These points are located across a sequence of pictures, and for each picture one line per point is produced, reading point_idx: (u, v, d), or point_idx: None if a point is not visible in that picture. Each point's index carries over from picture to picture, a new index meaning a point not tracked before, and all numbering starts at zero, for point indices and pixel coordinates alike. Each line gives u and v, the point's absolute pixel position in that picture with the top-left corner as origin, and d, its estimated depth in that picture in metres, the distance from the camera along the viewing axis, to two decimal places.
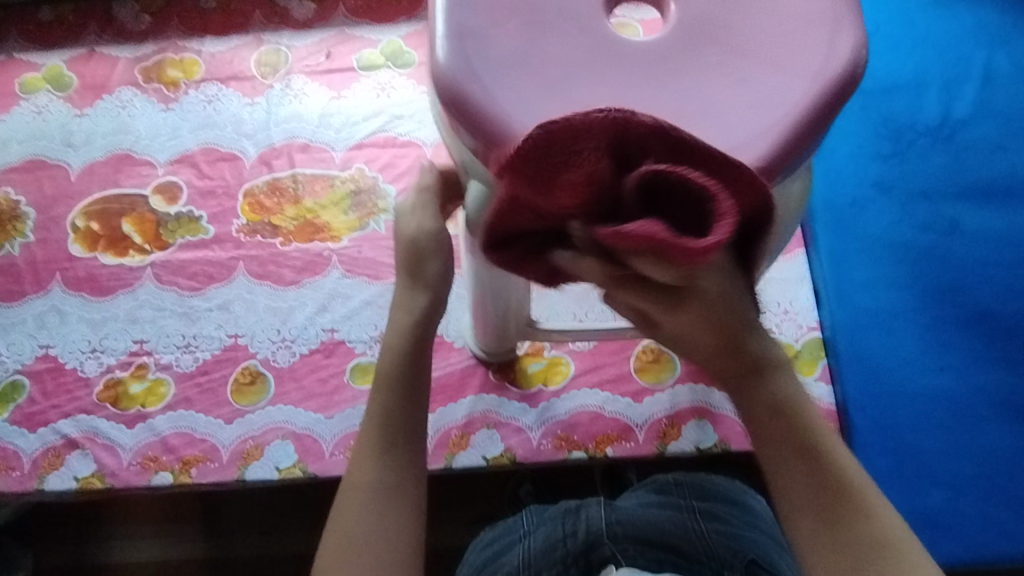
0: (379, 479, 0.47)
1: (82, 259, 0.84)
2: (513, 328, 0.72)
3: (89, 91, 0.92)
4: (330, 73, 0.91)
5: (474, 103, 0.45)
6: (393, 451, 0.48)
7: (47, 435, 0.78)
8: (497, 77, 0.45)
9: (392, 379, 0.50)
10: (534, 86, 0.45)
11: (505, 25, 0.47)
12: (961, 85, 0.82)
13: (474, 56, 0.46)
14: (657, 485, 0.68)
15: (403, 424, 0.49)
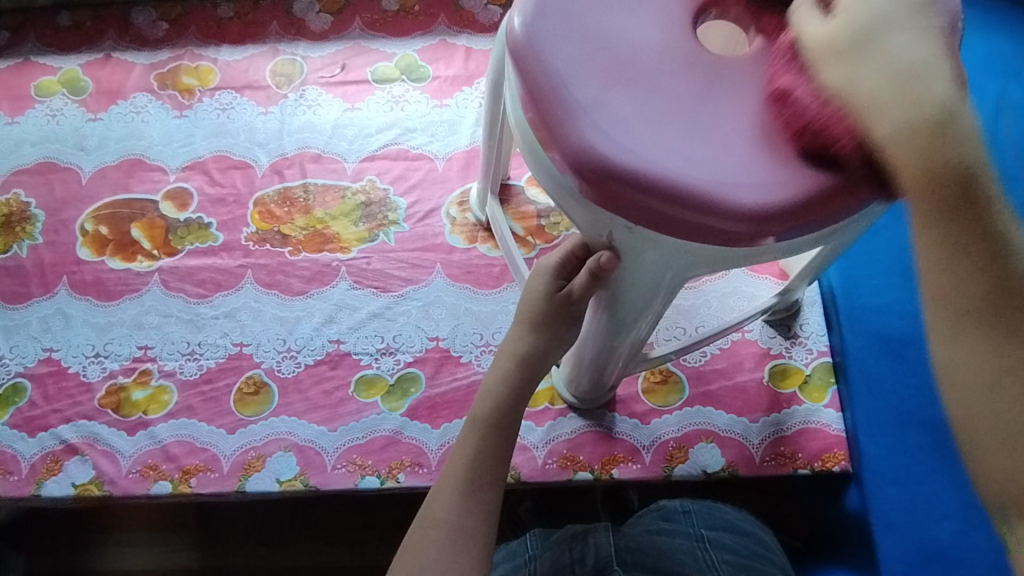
0: (455, 518, 0.54)
1: (90, 263, 0.84)
2: (611, 377, 0.70)
3: (104, 96, 0.92)
4: (344, 85, 0.91)
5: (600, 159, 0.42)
6: (476, 498, 0.55)
7: (47, 440, 0.77)
8: (603, 125, 0.43)
9: (484, 425, 0.59)
10: (644, 129, 0.43)
11: (588, 63, 0.44)
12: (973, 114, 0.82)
13: (578, 107, 0.43)
14: (665, 511, 0.66)
15: (486, 471, 0.57)
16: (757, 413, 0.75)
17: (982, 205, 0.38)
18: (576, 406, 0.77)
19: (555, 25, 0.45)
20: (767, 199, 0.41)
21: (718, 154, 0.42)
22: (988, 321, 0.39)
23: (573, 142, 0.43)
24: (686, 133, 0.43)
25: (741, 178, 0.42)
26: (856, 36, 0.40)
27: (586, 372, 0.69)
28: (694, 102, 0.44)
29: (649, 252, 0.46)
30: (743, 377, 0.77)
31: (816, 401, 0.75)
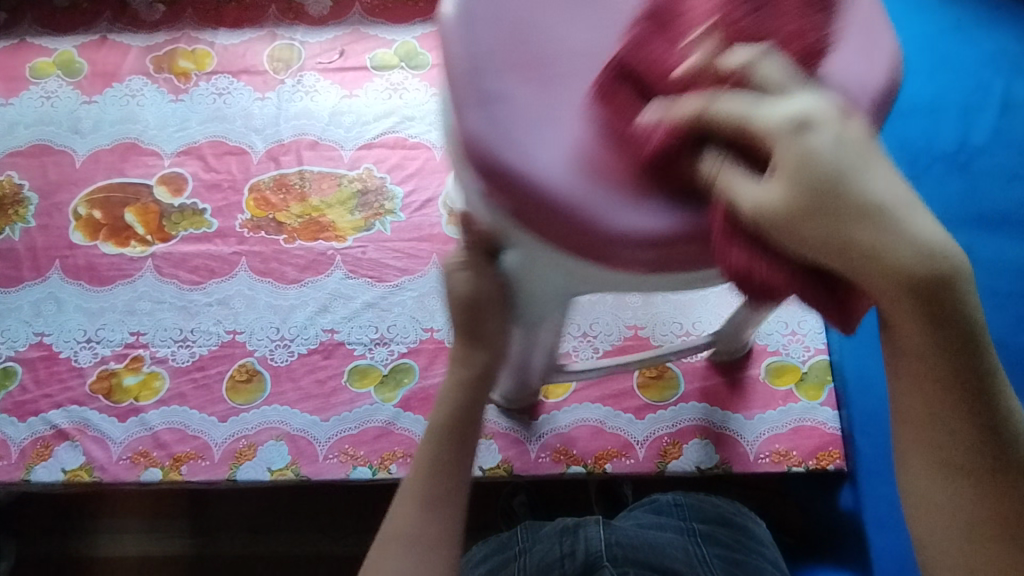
0: (418, 530, 0.50)
1: (83, 247, 0.83)
2: (540, 377, 0.70)
3: (99, 78, 0.91)
4: (343, 72, 0.90)
5: (510, 159, 0.41)
6: (446, 505, 0.50)
7: (37, 424, 0.76)
8: (517, 124, 0.42)
9: (449, 427, 0.53)
10: (559, 136, 0.42)
11: (508, 57, 0.43)
12: (979, 112, 0.81)
13: (490, 99, 0.42)
14: (659, 507, 0.68)
15: (451, 477, 0.52)
16: (753, 410, 0.75)
17: (984, 390, 0.34)
18: (503, 405, 0.76)
19: (487, 15, 0.44)
20: (661, 235, 0.40)
21: (621, 178, 0.41)
22: (992, 509, 0.35)
23: (474, 133, 0.42)
24: (592, 156, 0.41)
25: (641, 199, 0.41)
26: (820, 182, 0.31)
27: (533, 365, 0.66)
28: (605, 118, 0.42)
29: (540, 261, 0.44)
30: (738, 374, 0.77)
31: (811, 400, 0.74)
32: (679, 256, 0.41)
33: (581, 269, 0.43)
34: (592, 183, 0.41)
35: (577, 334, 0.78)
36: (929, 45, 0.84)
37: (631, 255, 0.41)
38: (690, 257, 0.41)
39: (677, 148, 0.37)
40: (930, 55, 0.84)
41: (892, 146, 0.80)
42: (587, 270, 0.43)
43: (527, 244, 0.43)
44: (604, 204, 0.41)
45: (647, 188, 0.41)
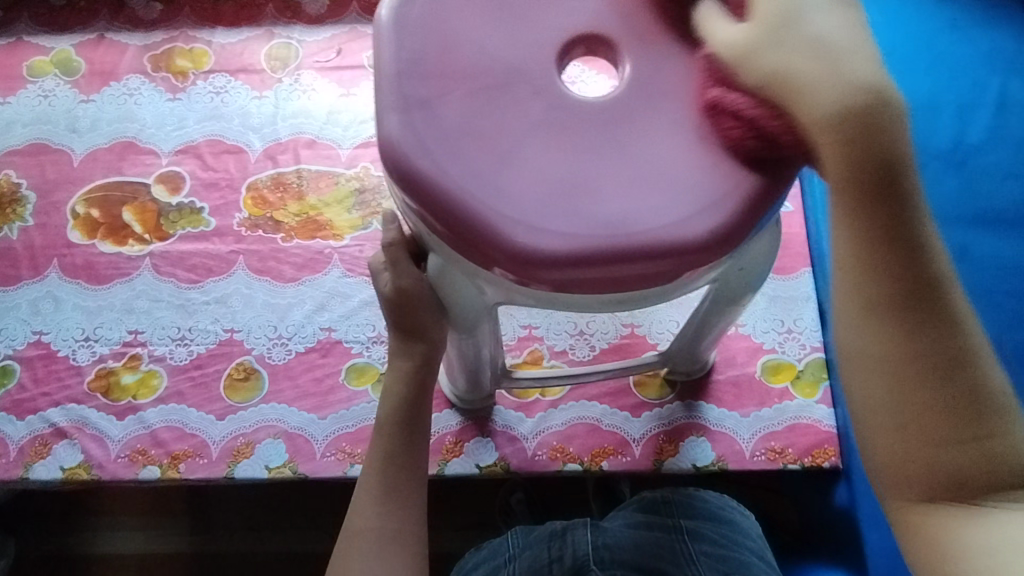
0: (380, 526, 0.54)
1: (81, 246, 0.83)
2: (487, 378, 0.70)
3: (97, 77, 0.91)
4: (340, 70, 0.90)
5: (421, 165, 0.41)
6: (394, 501, 0.55)
7: (35, 423, 0.77)
8: (433, 130, 0.42)
9: (392, 426, 0.57)
10: (474, 145, 0.41)
11: (439, 61, 0.43)
12: (974, 111, 0.81)
13: (415, 103, 0.42)
14: (642, 504, 0.66)
15: (399, 474, 0.56)
16: (748, 407, 0.75)
17: (914, 241, 0.37)
18: (456, 403, 0.76)
19: (419, 21, 0.44)
20: (567, 256, 0.40)
21: (534, 195, 0.41)
22: (931, 373, 0.37)
23: (392, 141, 0.42)
24: (507, 172, 0.41)
25: (543, 220, 0.40)
26: (779, 16, 0.39)
27: (480, 369, 0.67)
28: (523, 131, 0.42)
29: (453, 271, 0.45)
30: (734, 372, 0.77)
31: (807, 398, 0.75)
32: (587, 277, 0.41)
33: (492, 283, 0.43)
34: (499, 196, 0.40)
35: (574, 331, 0.79)
36: (923, 44, 0.84)
37: (541, 274, 0.40)
38: (598, 279, 0.41)
39: (688, 2, 0.44)
40: (925, 54, 0.84)
41: None
42: (499, 284, 0.43)
43: (443, 254, 0.43)
44: (513, 222, 0.40)
45: (584, 208, 0.40)
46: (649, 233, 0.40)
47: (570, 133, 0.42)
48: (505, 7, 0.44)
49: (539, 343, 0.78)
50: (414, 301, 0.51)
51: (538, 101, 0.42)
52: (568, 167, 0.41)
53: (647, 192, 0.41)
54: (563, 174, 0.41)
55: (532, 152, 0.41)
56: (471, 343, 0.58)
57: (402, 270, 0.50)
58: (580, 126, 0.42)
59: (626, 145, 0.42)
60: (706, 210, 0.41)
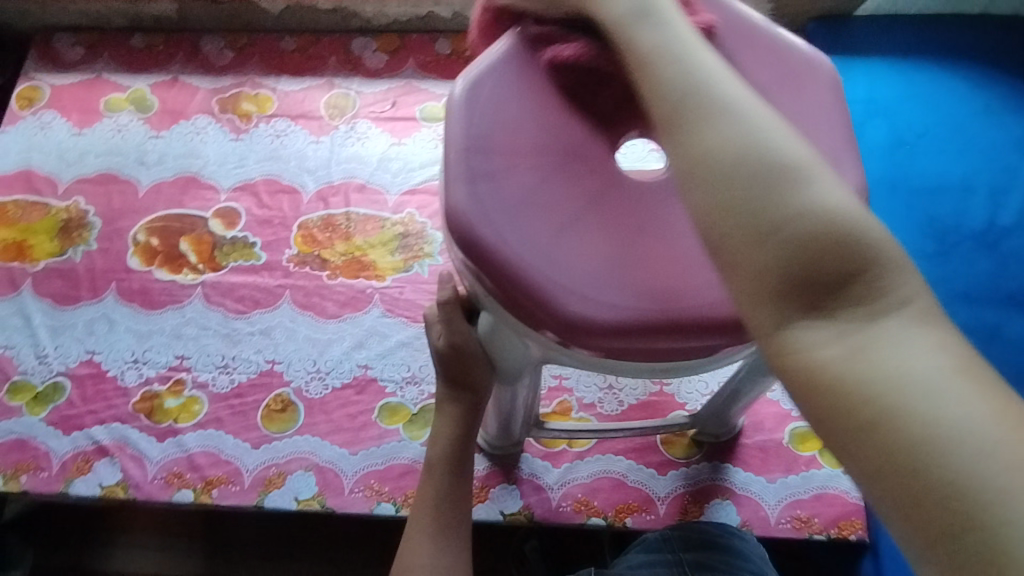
0: (434, 561, 0.55)
1: (138, 272, 0.88)
2: (519, 426, 0.72)
3: (168, 115, 0.97)
4: (394, 121, 0.95)
5: (483, 235, 0.44)
6: (447, 536, 0.56)
7: (80, 439, 0.80)
8: (495, 203, 0.45)
9: (439, 462, 0.59)
10: (534, 219, 0.44)
11: (504, 137, 0.46)
12: (1008, 194, 0.83)
13: (479, 175, 0.45)
14: (647, 543, 0.66)
15: (450, 509, 0.58)
16: (775, 473, 0.75)
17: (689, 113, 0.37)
18: (485, 448, 0.78)
19: (488, 99, 0.47)
20: (619, 325, 0.43)
21: (590, 270, 0.43)
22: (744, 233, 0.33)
23: (458, 209, 0.45)
24: (564, 245, 0.44)
25: (597, 294, 0.43)
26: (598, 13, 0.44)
27: (513, 418, 0.69)
28: (580, 207, 0.45)
29: (504, 329, 0.47)
30: (761, 437, 0.77)
31: (835, 467, 0.75)
32: (635, 346, 0.43)
33: (544, 346, 0.46)
34: (556, 271, 0.43)
35: (603, 385, 0.80)
36: (957, 126, 0.87)
37: (593, 341, 0.43)
38: (646, 348, 0.43)
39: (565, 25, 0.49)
40: (958, 136, 0.86)
41: (920, 223, 0.82)
42: (547, 345, 0.45)
43: (496, 312, 0.46)
44: (569, 291, 0.43)
45: (637, 286, 0.43)
46: (696, 308, 0.43)
47: (624, 213, 0.45)
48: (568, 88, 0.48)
49: (569, 395, 0.80)
50: (465, 356, 0.54)
51: (594, 180, 0.46)
52: (621, 245, 0.44)
53: (698, 269, 0.44)
54: (616, 250, 0.44)
55: (587, 228, 0.44)
56: (509, 395, 0.60)
57: (455, 327, 0.53)
58: (634, 207, 0.45)
59: (680, 225, 0.45)
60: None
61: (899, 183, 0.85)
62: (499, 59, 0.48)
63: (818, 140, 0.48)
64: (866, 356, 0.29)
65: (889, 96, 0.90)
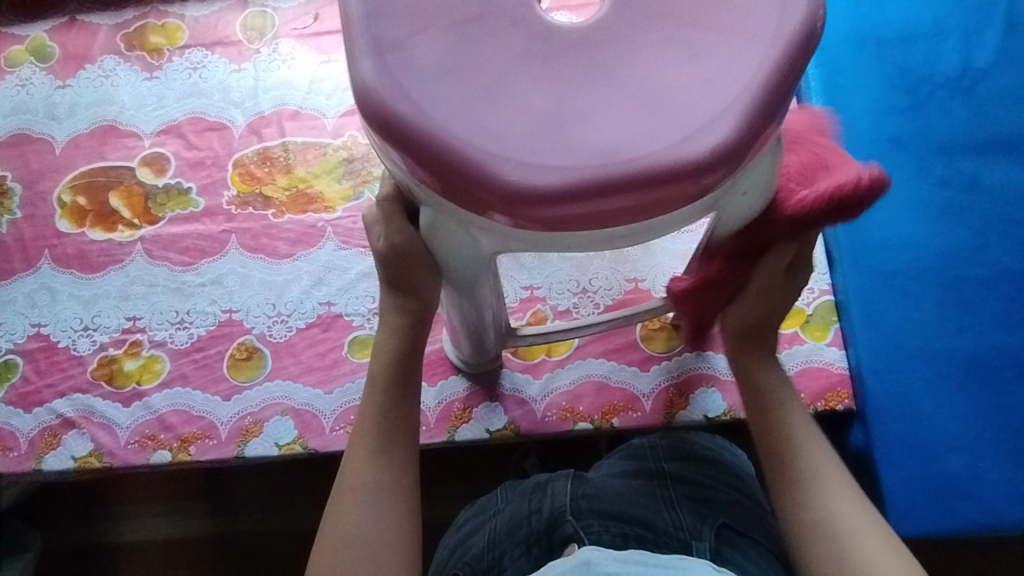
0: (373, 479, 0.54)
1: (71, 235, 0.82)
2: (491, 337, 0.68)
3: (71, 61, 0.88)
4: (319, 36, 0.87)
5: (403, 121, 0.40)
6: (389, 453, 0.55)
7: (43, 415, 0.77)
8: (426, 87, 0.41)
9: (380, 380, 0.57)
10: (464, 90, 0.41)
11: (429, 28, 0.42)
12: (982, 33, 0.78)
13: (400, 70, 0.41)
14: (633, 451, 0.67)
15: (395, 423, 0.56)
16: None
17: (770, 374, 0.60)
18: (463, 368, 0.75)
19: None
20: (560, 188, 0.39)
21: (522, 130, 0.40)
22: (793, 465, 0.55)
23: (367, 85, 0.41)
24: (489, 108, 0.40)
25: (530, 157, 0.40)
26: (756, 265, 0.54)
27: (483, 331, 0.67)
28: (508, 66, 0.41)
29: (445, 223, 0.45)
30: None
31: (818, 341, 0.71)
32: (582, 213, 0.40)
33: (491, 229, 0.43)
34: (484, 137, 0.40)
35: (577, 289, 0.77)
36: None
37: (535, 212, 0.40)
38: (594, 213, 0.40)
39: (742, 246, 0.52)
40: None
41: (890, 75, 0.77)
42: (497, 228, 0.43)
43: (433, 204, 0.44)
44: (503, 159, 0.40)
45: (575, 148, 0.40)
46: (643, 157, 0.40)
47: (555, 64, 0.41)
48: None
49: (543, 304, 0.77)
50: (407, 258, 0.51)
51: (517, 33, 0.42)
52: (554, 99, 0.41)
53: (639, 114, 0.41)
54: (551, 108, 0.41)
55: (520, 88, 0.41)
56: (469, 301, 0.59)
57: (393, 227, 0.50)
58: (568, 57, 0.41)
59: (617, 72, 0.41)
60: (704, 128, 0.40)
61: (867, 36, 0.79)
62: None
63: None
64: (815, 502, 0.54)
65: None
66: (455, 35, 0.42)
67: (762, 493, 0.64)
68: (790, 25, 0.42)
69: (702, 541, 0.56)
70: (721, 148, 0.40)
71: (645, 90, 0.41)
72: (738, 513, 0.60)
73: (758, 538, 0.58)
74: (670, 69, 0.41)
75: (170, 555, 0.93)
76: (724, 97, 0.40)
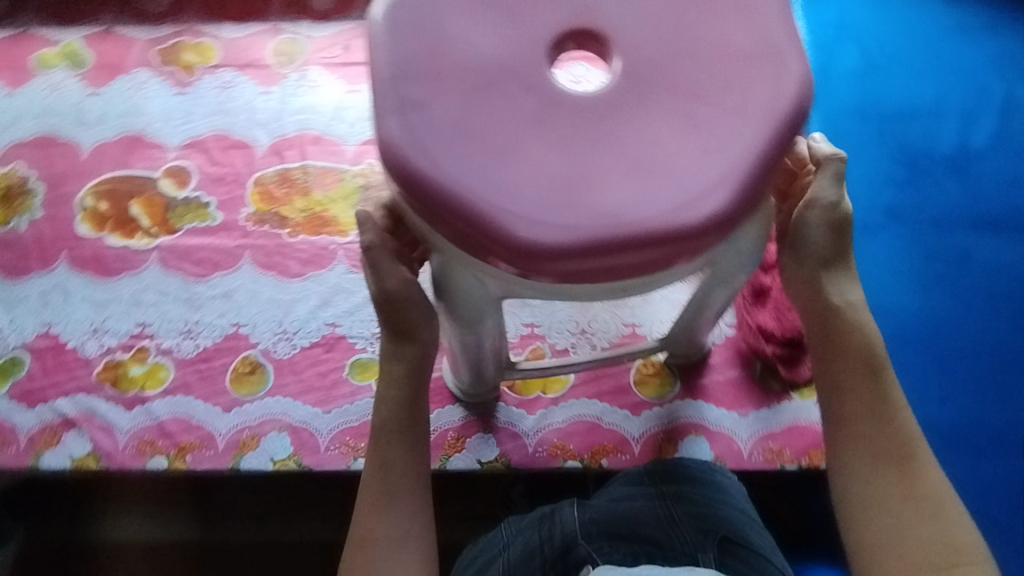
0: (387, 534, 0.55)
1: (89, 239, 0.84)
2: (491, 368, 0.71)
3: (105, 70, 0.91)
4: (346, 66, 0.91)
5: (421, 178, 0.43)
6: (399, 505, 0.56)
7: (45, 413, 0.78)
8: (445, 146, 0.44)
9: (388, 433, 0.59)
10: (478, 149, 0.44)
11: (446, 90, 0.45)
12: (980, 115, 0.82)
13: (419, 128, 0.44)
14: (630, 477, 0.69)
15: (404, 472, 0.58)
16: (747, 407, 0.76)
17: (855, 331, 0.56)
18: (460, 397, 0.77)
19: (411, 20, 0.47)
20: (571, 245, 0.42)
21: (533, 190, 0.43)
22: (860, 438, 0.54)
23: (390, 142, 0.44)
24: (506, 168, 0.43)
25: (540, 216, 0.42)
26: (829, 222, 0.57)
27: (483, 363, 0.69)
28: (520, 127, 0.44)
29: (456, 266, 0.48)
30: (730, 373, 0.78)
31: (805, 399, 0.76)
32: (592, 266, 0.43)
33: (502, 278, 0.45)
34: (498, 194, 0.43)
35: (576, 330, 0.80)
36: (928, 46, 0.85)
37: (548, 266, 0.42)
38: (603, 267, 0.43)
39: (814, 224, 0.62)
40: (928, 55, 0.85)
41: (890, 148, 0.81)
42: (506, 278, 0.45)
43: (446, 251, 0.47)
44: (514, 217, 0.42)
45: (582, 209, 0.43)
46: (648, 219, 0.42)
47: (564, 128, 0.44)
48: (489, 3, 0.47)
49: (542, 342, 0.79)
50: (401, 303, 0.57)
51: (531, 98, 0.45)
52: (564, 161, 0.44)
53: (646, 180, 0.43)
54: (561, 169, 0.43)
55: (530, 150, 0.44)
56: (473, 336, 0.61)
57: (387, 275, 0.56)
58: (572, 121, 0.44)
59: (622, 138, 0.44)
60: (701, 195, 0.43)
61: (870, 109, 0.83)
62: None
63: (754, 32, 0.46)
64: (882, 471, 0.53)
65: (854, 16, 0.87)
66: (469, 95, 0.45)
67: (752, 508, 0.67)
68: (783, 98, 0.45)
69: (705, 553, 0.58)
70: (719, 216, 0.43)
71: (648, 157, 0.44)
72: (734, 529, 0.61)
73: (756, 548, 0.60)
74: (671, 138, 0.44)
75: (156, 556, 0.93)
76: (720, 168, 0.43)
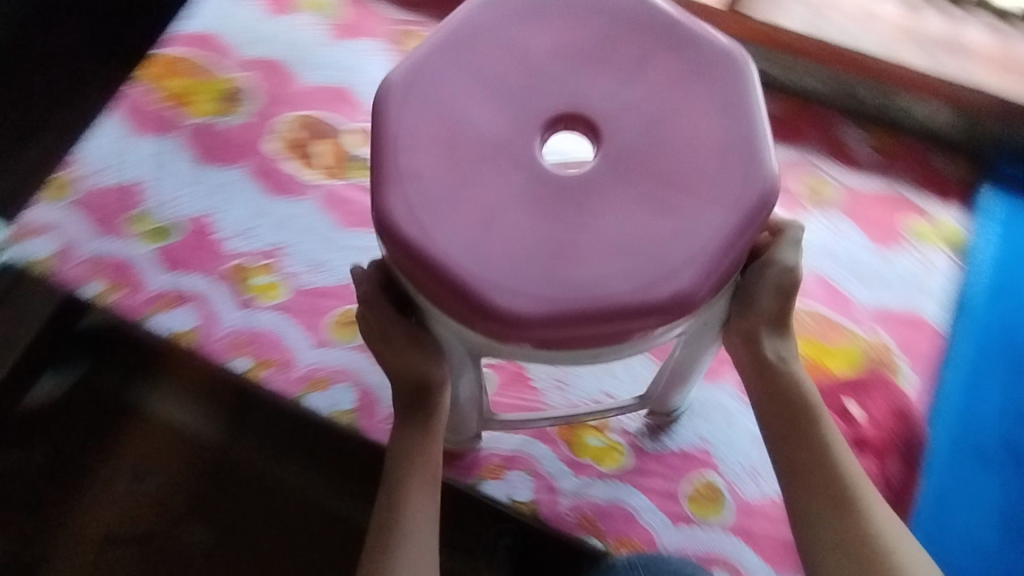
0: (390, 550, 0.59)
1: (273, 157, 0.94)
2: (470, 422, 0.73)
3: (348, 28, 1.03)
4: None
5: (422, 244, 0.52)
6: (406, 525, 0.60)
7: (174, 280, 0.87)
8: (438, 216, 0.52)
9: (398, 455, 0.64)
10: (471, 223, 0.52)
11: (432, 155, 0.54)
12: None
13: (419, 200, 0.53)
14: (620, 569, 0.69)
15: (409, 492, 0.62)
16: (787, 570, 0.73)
17: (794, 396, 0.63)
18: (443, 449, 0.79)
19: (420, 90, 0.56)
20: (548, 315, 0.50)
21: (512, 272, 0.51)
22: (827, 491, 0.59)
23: (398, 206, 0.53)
24: (490, 237, 0.52)
25: (518, 291, 0.51)
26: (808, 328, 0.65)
27: (459, 417, 0.73)
28: (504, 201, 0.53)
29: (437, 326, 0.56)
30: (785, 530, 0.75)
31: None
32: (568, 336, 0.51)
33: (486, 339, 0.53)
34: (483, 270, 0.51)
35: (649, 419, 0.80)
36: None
37: (533, 333, 0.51)
38: (579, 336, 0.51)
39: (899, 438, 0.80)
40: None
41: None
42: (492, 344, 0.53)
43: (433, 313, 0.55)
44: (498, 289, 0.51)
45: (557, 287, 0.51)
46: (617, 293, 0.50)
47: (547, 208, 0.53)
48: (465, 50, 0.57)
49: (615, 419, 0.81)
50: (399, 342, 0.61)
51: (517, 176, 0.53)
52: (539, 239, 0.52)
53: (619, 260, 0.51)
54: (537, 245, 0.52)
55: (512, 225, 0.52)
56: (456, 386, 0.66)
57: (380, 306, 0.61)
58: (550, 206, 0.52)
59: (584, 228, 0.52)
60: (671, 276, 0.51)
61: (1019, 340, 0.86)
62: (439, 45, 0.57)
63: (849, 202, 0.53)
64: (857, 522, 0.58)
65: None
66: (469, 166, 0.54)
67: None
68: None
69: None
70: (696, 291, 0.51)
71: (613, 248, 0.51)
72: None
73: None
74: (616, 219, 0.52)
75: (160, 451, 1.02)
76: (689, 250, 0.51)
